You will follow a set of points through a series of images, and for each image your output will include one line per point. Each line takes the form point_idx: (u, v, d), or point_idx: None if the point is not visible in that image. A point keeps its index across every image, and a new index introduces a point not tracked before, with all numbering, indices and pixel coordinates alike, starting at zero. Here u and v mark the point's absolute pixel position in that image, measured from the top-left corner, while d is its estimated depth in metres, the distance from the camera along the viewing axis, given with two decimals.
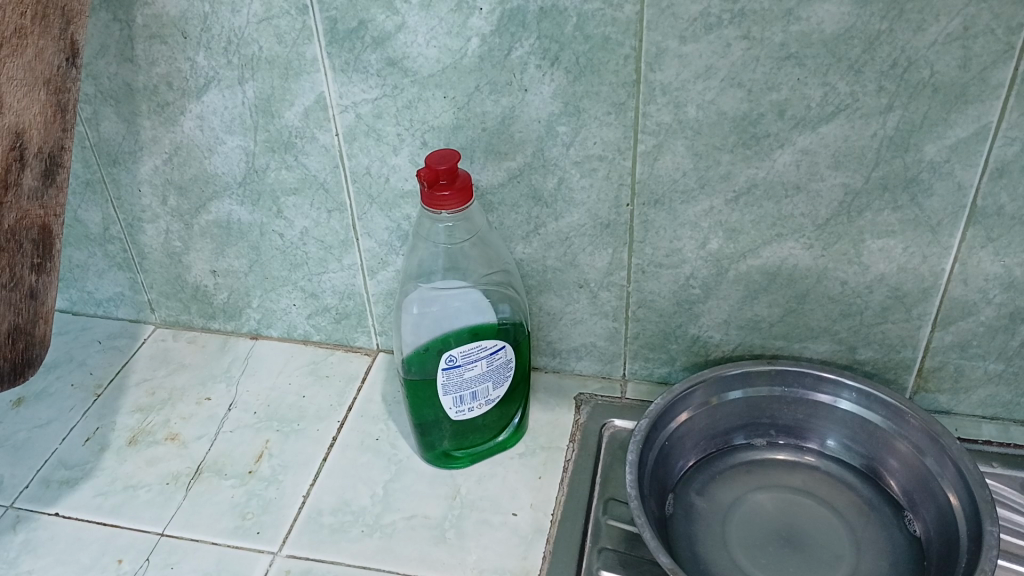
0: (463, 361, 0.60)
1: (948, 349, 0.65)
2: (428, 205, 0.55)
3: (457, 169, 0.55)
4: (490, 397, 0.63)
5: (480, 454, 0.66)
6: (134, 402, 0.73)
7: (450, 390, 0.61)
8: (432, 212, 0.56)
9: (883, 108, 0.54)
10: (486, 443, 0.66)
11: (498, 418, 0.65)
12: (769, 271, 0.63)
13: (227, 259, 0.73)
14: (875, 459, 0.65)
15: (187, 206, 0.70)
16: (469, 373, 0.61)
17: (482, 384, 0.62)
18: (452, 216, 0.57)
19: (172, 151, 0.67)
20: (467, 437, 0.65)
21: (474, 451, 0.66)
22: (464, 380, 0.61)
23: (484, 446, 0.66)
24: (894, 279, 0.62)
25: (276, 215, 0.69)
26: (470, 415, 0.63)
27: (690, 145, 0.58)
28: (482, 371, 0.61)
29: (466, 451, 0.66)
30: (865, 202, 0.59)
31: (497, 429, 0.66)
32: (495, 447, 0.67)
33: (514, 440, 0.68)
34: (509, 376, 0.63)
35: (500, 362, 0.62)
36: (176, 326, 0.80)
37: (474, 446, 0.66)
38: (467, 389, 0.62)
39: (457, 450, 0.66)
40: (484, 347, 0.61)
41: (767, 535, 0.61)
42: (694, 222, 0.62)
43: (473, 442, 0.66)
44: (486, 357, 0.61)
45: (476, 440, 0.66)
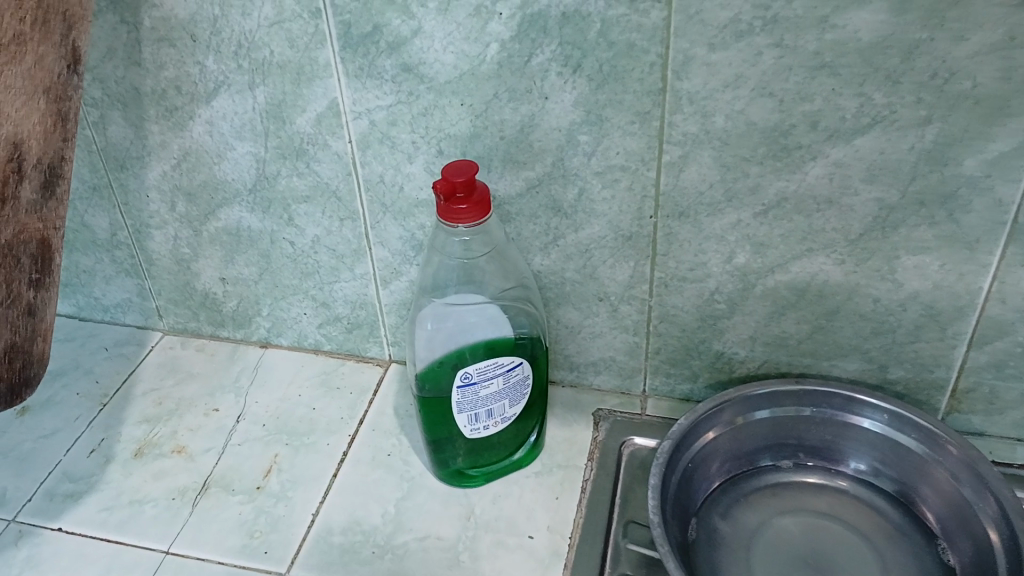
0: (480, 379, 0.58)
1: (983, 369, 0.62)
2: (443, 219, 0.53)
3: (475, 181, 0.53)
4: (506, 415, 0.61)
5: (495, 472, 0.64)
6: (141, 413, 0.72)
7: (464, 408, 0.59)
8: (447, 225, 0.54)
9: (921, 120, 0.52)
10: (501, 461, 0.64)
11: (513, 436, 0.63)
12: (798, 287, 0.61)
13: (236, 266, 0.71)
14: (907, 483, 0.62)
15: (195, 213, 0.68)
16: (487, 391, 0.59)
17: (497, 402, 0.60)
18: (468, 229, 0.55)
19: (181, 157, 0.65)
20: (482, 455, 0.63)
21: (489, 469, 0.64)
22: (481, 399, 0.59)
23: (500, 464, 0.64)
24: (928, 297, 0.60)
25: (287, 223, 0.67)
26: (485, 434, 0.61)
27: (717, 156, 0.55)
28: (500, 389, 0.60)
29: (481, 469, 0.64)
30: (900, 217, 0.56)
31: (513, 447, 0.64)
32: (510, 466, 0.65)
33: (529, 458, 0.66)
34: (525, 393, 0.61)
35: (516, 379, 0.60)
36: (184, 333, 0.79)
37: (489, 464, 0.64)
38: (483, 406, 0.60)
39: (471, 469, 0.63)
40: (503, 366, 0.59)
41: (792, 562, 0.59)
42: (719, 235, 0.59)
43: (489, 461, 0.64)
44: (505, 376, 0.59)
45: (491, 458, 0.64)
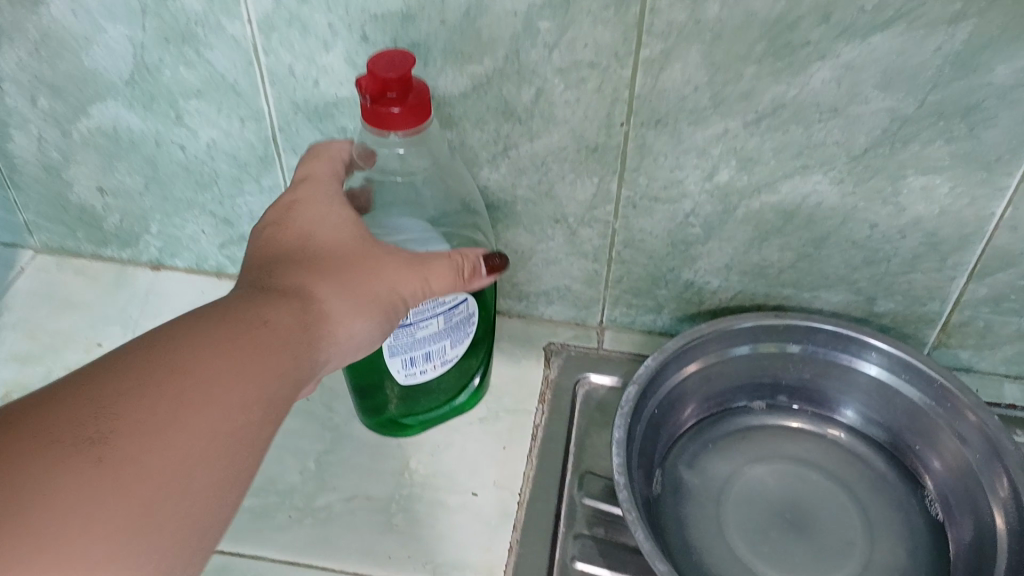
0: (416, 319, 0.48)
1: (980, 303, 0.56)
2: (372, 126, 0.43)
3: (411, 77, 0.42)
4: (446, 356, 0.52)
5: (431, 420, 0.56)
6: (9, 350, 0.60)
7: (398, 353, 0.49)
8: (377, 133, 0.44)
9: (953, 16, 0.43)
10: (438, 409, 0.56)
11: (452, 381, 0.55)
12: (786, 210, 0.53)
13: (119, 175, 0.59)
14: (890, 426, 0.57)
15: (63, 109, 0.56)
16: (423, 331, 0.49)
17: (437, 344, 0.51)
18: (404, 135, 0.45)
19: (39, 39, 0.52)
20: (416, 403, 0.54)
21: (423, 418, 0.56)
22: (417, 340, 0.49)
23: (438, 412, 0.56)
24: (932, 223, 0.52)
25: (176, 123, 0.55)
26: (422, 378, 0.52)
27: (707, 52, 0.46)
28: (439, 328, 0.50)
29: (415, 417, 0.55)
30: (913, 131, 0.48)
31: (453, 393, 0.56)
32: (448, 412, 0.57)
33: (470, 405, 0.58)
34: (469, 331, 0.52)
35: (460, 317, 0.51)
36: (61, 253, 0.66)
37: (424, 412, 0.55)
38: (418, 348, 0.50)
39: (403, 416, 0.55)
40: (444, 302, 0.49)
41: (767, 517, 0.53)
42: (701, 148, 0.50)
43: (424, 409, 0.55)
44: (444, 312, 0.49)
45: (429, 405, 0.55)
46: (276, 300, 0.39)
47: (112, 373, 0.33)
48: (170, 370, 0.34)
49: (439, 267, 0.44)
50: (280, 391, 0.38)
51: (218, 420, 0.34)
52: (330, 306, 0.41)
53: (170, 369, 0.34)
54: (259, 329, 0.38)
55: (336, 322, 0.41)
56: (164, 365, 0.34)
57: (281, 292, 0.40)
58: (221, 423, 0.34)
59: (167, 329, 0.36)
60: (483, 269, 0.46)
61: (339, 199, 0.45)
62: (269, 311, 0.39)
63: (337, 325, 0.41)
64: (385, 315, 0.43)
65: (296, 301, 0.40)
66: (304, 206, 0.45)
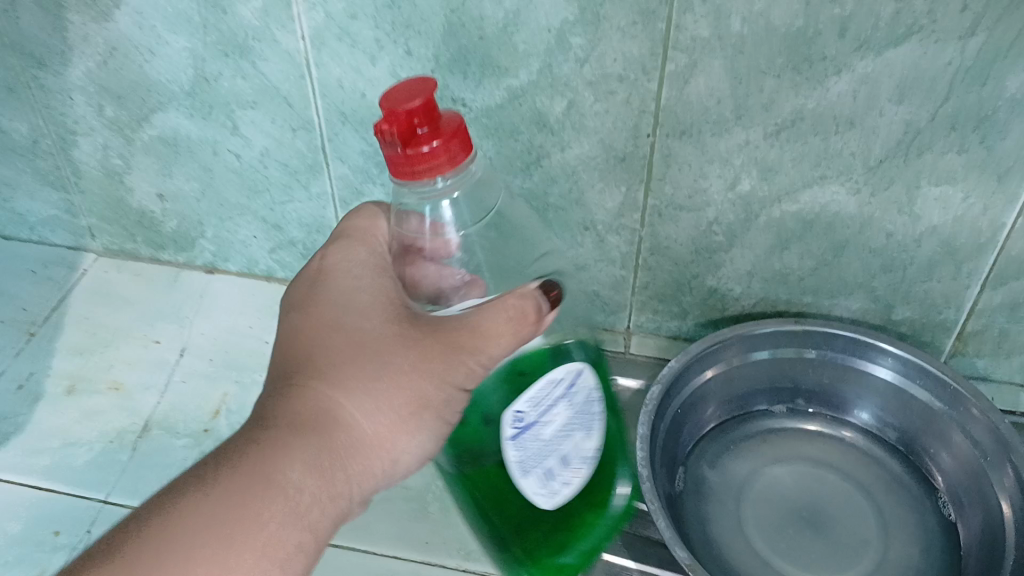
0: (535, 414, 0.41)
1: (996, 310, 0.58)
2: (408, 175, 0.38)
3: (435, 104, 0.38)
4: (586, 455, 0.43)
5: (596, 542, 0.47)
6: (73, 344, 0.65)
7: (529, 466, 0.41)
8: (418, 182, 0.39)
9: (964, 30, 0.45)
10: (590, 534, 0.46)
11: (602, 497, 0.46)
12: (806, 218, 0.55)
13: (176, 181, 0.63)
14: (907, 431, 0.58)
15: (127, 118, 0.60)
16: (550, 429, 0.41)
17: (568, 442, 0.42)
18: (453, 180, 0.40)
19: (107, 53, 0.56)
20: (574, 532, 0.45)
21: (584, 546, 0.46)
22: (546, 443, 0.42)
23: (589, 533, 0.46)
24: (947, 232, 0.54)
25: (232, 132, 0.59)
26: (568, 497, 0.43)
27: (729, 65, 0.48)
28: (569, 419, 0.42)
29: (569, 552, 0.45)
30: (927, 141, 0.50)
31: (603, 506, 0.46)
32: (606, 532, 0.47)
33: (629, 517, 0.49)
34: (598, 415, 0.44)
35: (582, 397, 0.43)
36: (120, 255, 0.72)
37: (580, 543, 0.46)
38: (556, 456, 0.42)
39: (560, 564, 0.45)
40: (562, 380, 0.42)
41: (785, 515, 0.55)
42: (724, 157, 0.53)
43: (581, 541, 0.46)
44: (567, 397, 0.42)
45: (574, 534, 0.45)
46: (309, 412, 0.40)
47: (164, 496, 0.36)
48: (226, 482, 0.37)
49: (487, 336, 0.39)
50: (334, 494, 0.39)
51: (275, 526, 0.37)
52: (362, 415, 0.41)
53: (226, 474, 0.37)
54: (298, 442, 0.39)
55: (368, 428, 0.41)
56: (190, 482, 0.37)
57: (315, 400, 0.40)
58: (281, 531, 0.37)
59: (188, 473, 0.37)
60: (545, 305, 0.41)
61: (365, 282, 0.45)
62: (306, 424, 0.40)
63: (375, 430, 0.41)
64: (434, 407, 0.41)
65: (329, 413, 0.40)
66: (321, 295, 0.45)
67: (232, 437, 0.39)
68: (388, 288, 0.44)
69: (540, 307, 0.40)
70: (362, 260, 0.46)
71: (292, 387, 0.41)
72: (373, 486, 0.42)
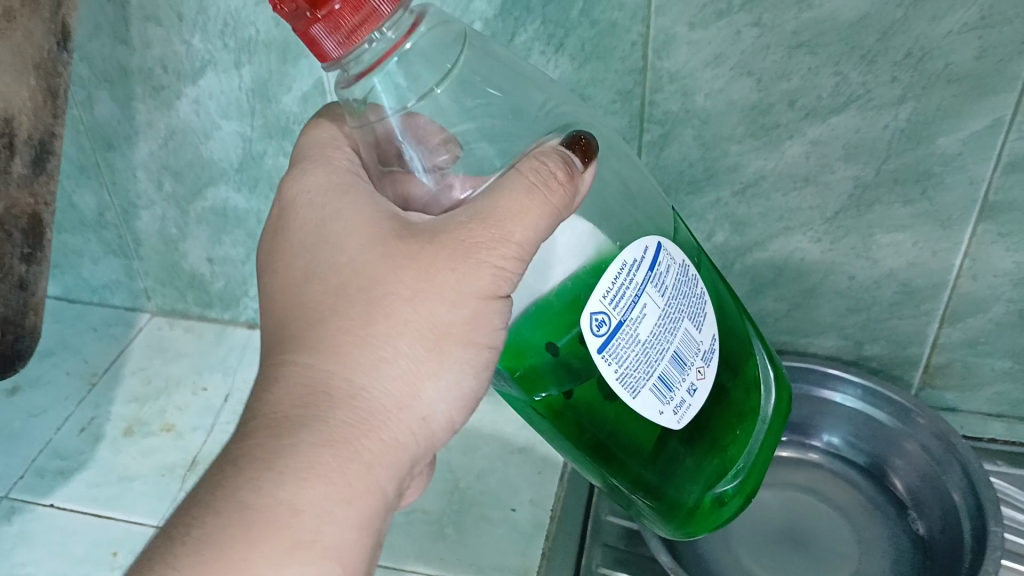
0: (619, 311, 0.38)
1: (957, 345, 0.64)
2: (343, 44, 0.34)
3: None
4: (701, 346, 0.40)
5: (757, 460, 0.45)
6: (130, 392, 0.74)
7: (641, 377, 0.39)
8: (357, 47, 0.35)
9: (896, 99, 0.53)
10: (746, 449, 0.45)
11: (746, 409, 0.44)
12: (776, 265, 0.62)
13: (224, 246, 0.72)
14: (878, 456, 0.64)
15: (183, 192, 0.69)
16: (644, 325, 0.38)
17: (673, 336, 0.39)
18: (390, 26, 0.36)
19: (168, 136, 0.66)
20: (726, 465, 0.44)
21: (742, 468, 0.45)
22: (644, 343, 0.38)
23: (742, 462, 0.44)
24: (903, 274, 0.61)
25: (274, 202, 0.68)
26: (699, 402, 0.41)
27: (697, 134, 0.57)
28: (660, 309, 0.39)
29: (729, 481, 0.45)
30: (875, 195, 0.57)
31: (751, 426, 0.45)
32: (760, 442, 0.45)
33: (786, 410, 0.47)
34: (697, 296, 0.41)
35: (668, 281, 0.39)
36: (172, 314, 0.81)
37: (736, 467, 0.44)
38: (658, 356, 0.39)
39: (718, 499, 0.45)
40: (636, 266, 0.39)
41: (771, 533, 0.60)
42: (700, 214, 0.61)
43: (739, 461, 0.45)
44: (648, 279, 0.39)
45: (732, 460, 0.44)
46: (302, 386, 0.38)
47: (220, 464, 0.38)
48: (249, 451, 0.37)
49: (507, 220, 0.37)
50: (366, 465, 0.38)
51: (311, 513, 0.36)
52: (359, 375, 0.38)
53: (238, 470, 0.37)
54: (302, 420, 0.37)
55: (374, 391, 0.38)
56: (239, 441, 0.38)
57: (307, 372, 0.39)
58: (309, 512, 0.36)
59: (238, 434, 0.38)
60: (576, 162, 0.39)
61: (333, 207, 0.43)
62: (302, 399, 0.38)
63: (388, 391, 0.39)
64: (456, 333, 0.39)
65: (321, 382, 0.38)
66: (292, 232, 0.44)
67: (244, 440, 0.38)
68: (359, 205, 0.42)
69: (569, 164, 0.38)
70: (329, 184, 0.44)
71: (280, 366, 0.39)
72: (414, 452, 0.40)
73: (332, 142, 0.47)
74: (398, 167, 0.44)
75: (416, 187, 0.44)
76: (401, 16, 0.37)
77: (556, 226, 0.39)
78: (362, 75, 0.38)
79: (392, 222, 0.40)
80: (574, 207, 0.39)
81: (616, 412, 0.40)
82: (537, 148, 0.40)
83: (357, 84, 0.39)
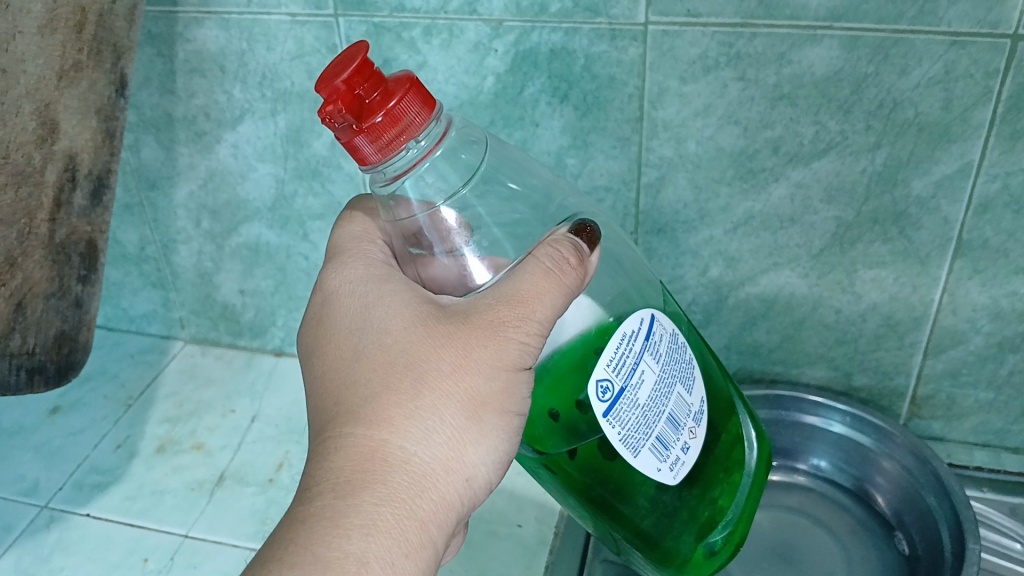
0: (621, 377, 0.41)
1: (941, 376, 0.67)
2: (383, 149, 0.39)
3: (370, 63, 0.39)
4: (692, 409, 0.44)
5: (744, 511, 0.48)
6: (163, 413, 0.79)
7: (643, 439, 0.42)
8: (396, 153, 0.40)
9: (871, 145, 0.57)
10: (734, 500, 0.48)
11: (731, 463, 0.48)
12: (767, 299, 0.67)
13: (255, 279, 0.78)
14: (864, 479, 0.68)
15: (219, 229, 0.75)
16: (643, 391, 0.42)
17: (669, 399, 0.43)
18: (427, 141, 0.41)
19: (207, 177, 0.72)
20: (715, 516, 0.47)
21: (732, 519, 0.48)
22: (643, 407, 0.42)
23: (730, 511, 0.48)
24: (886, 308, 0.65)
25: (302, 238, 0.73)
26: (692, 460, 0.45)
27: (690, 177, 0.62)
28: (656, 376, 0.42)
29: (719, 531, 0.47)
30: (856, 233, 0.62)
31: (735, 478, 0.48)
32: (746, 495, 0.48)
33: (768, 461, 0.50)
34: (686, 362, 0.45)
35: (662, 349, 0.43)
36: (204, 342, 0.86)
37: (726, 517, 0.47)
38: (656, 419, 0.43)
39: (710, 549, 0.48)
40: (635, 336, 0.42)
41: (762, 550, 0.64)
42: (695, 250, 0.66)
43: (728, 512, 0.48)
44: (645, 348, 0.43)
45: (721, 510, 0.47)
46: (358, 454, 0.41)
47: (280, 534, 0.40)
48: (309, 518, 0.39)
49: (531, 301, 0.42)
50: (420, 522, 0.40)
51: (376, 564, 0.38)
52: (411, 441, 0.41)
53: (305, 529, 0.39)
54: (361, 485, 0.40)
55: (425, 456, 0.41)
56: (299, 510, 0.40)
57: (361, 441, 0.41)
58: (375, 564, 0.38)
59: (294, 506, 0.41)
60: (586, 250, 0.44)
61: (375, 294, 0.46)
62: (360, 466, 0.40)
63: (437, 455, 0.41)
64: (494, 401, 0.42)
65: (377, 450, 0.41)
66: (335, 320, 0.47)
67: (304, 508, 0.40)
68: (399, 291, 0.46)
69: (579, 250, 0.43)
70: (368, 276, 0.48)
71: (334, 438, 0.42)
72: (459, 512, 0.42)
73: (366, 235, 0.52)
74: (422, 253, 0.48)
75: (440, 269, 0.48)
76: (432, 127, 0.41)
77: (566, 305, 0.43)
78: (398, 177, 0.42)
79: (430, 306, 0.44)
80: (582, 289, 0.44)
81: (620, 473, 0.44)
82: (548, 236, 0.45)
83: (392, 186, 0.43)
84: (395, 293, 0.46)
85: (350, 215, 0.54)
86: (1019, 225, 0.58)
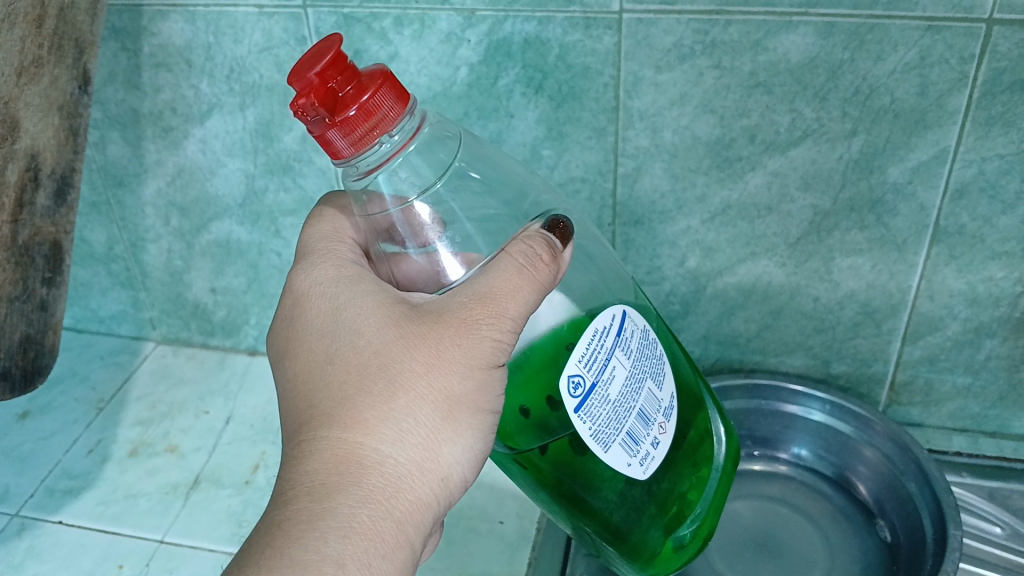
0: (592, 373, 0.41)
1: (918, 362, 0.68)
2: (357, 143, 0.38)
3: (344, 55, 0.38)
4: (662, 404, 0.44)
5: (712, 504, 0.48)
6: (136, 416, 0.78)
7: (613, 434, 0.42)
8: (369, 148, 0.39)
9: (847, 133, 0.57)
10: (702, 494, 0.47)
11: (699, 457, 0.47)
12: (745, 288, 0.67)
13: (227, 277, 0.77)
14: (845, 467, 0.68)
15: (188, 226, 0.74)
16: (614, 387, 0.41)
17: (640, 395, 0.42)
18: (401, 136, 0.40)
19: (176, 174, 0.70)
20: (684, 509, 0.46)
21: (700, 512, 0.47)
22: (614, 402, 0.42)
23: (699, 505, 0.47)
24: (864, 296, 0.65)
25: (274, 235, 0.72)
26: (661, 454, 0.44)
27: (667, 168, 0.61)
28: (627, 371, 0.42)
29: (688, 525, 0.47)
30: (833, 221, 0.61)
31: (703, 472, 0.47)
32: (714, 489, 0.48)
33: (736, 454, 0.50)
34: (657, 357, 0.44)
35: (634, 344, 0.43)
36: (176, 342, 0.85)
37: (695, 511, 0.47)
38: (626, 414, 0.42)
39: (679, 543, 0.47)
40: (606, 332, 0.42)
41: (745, 540, 0.64)
42: (672, 240, 0.65)
43: (697, 506, 0.47)
44: (617, 344, 0.42)
45: (689, 504, 0.47)
46: (332, 457, 0.40)
47: (256, 537, 0.39)
48: (286, 520, 0.38)
49: (503, 298, 0.41)
50: (396, 523, 0.40)
51: (354, 566, 0.38)
52: (386, 443, 0.40)
53: (281, 533, 0.38)
54: (337, 488, 0.39)
55: (401, 457, 0.40)
56: (274, 514, 0.39)
57: (336, 443, 0.40)
58: (353, 566, 0.38)
59: (270, 511, 0.40)
60: (559, 246, 0.43)
61: (345, 296, 0.45)
62: (335, 468, 0.39)
63: (412, 456, 0.40)
64: (469, 400, 0.41)
65: (352, 452, 0.40)
66: (305, 322, 0.46)
67: (279, 511, 0.39)
68: (371, 292, 0.45)
69: (552, 246, 0.42)
70: (340, 277, 0.47)
71: (309, 441, 0.41)
72: (435, 511, 0.42)
73: (336, 234, 0.51)
74: (395, 250, 0.47)
75: (413, 265, 0.47)
76: (406, 122, 0.40)
77: (540, 300, 0.42)
78: (371, 171, 0.41)
79: (402, 305, 0.43)
80: (556, 284, 0.43)
81: (590, 468, 0.43)
82: (521, 231, 0.44)
83: (367, 179, 0.42)
84: (367, 293, 0.45)
85: (321, 213, 0.53)
86: (994, 210, 0.58)
